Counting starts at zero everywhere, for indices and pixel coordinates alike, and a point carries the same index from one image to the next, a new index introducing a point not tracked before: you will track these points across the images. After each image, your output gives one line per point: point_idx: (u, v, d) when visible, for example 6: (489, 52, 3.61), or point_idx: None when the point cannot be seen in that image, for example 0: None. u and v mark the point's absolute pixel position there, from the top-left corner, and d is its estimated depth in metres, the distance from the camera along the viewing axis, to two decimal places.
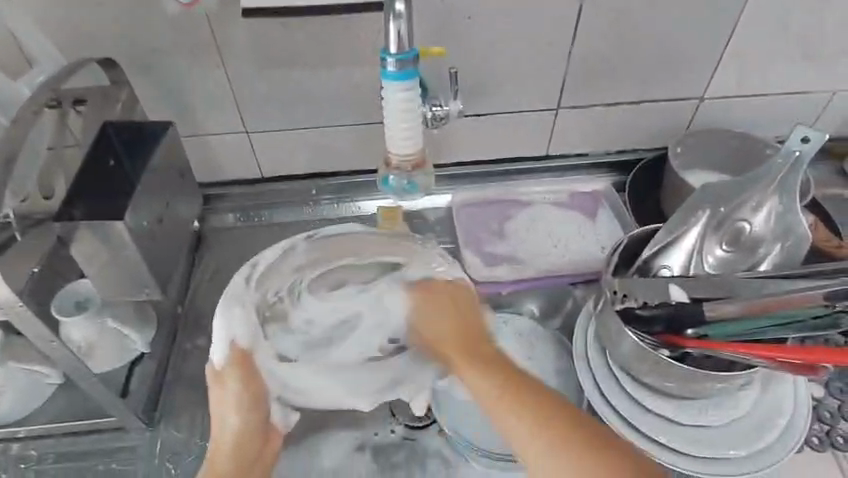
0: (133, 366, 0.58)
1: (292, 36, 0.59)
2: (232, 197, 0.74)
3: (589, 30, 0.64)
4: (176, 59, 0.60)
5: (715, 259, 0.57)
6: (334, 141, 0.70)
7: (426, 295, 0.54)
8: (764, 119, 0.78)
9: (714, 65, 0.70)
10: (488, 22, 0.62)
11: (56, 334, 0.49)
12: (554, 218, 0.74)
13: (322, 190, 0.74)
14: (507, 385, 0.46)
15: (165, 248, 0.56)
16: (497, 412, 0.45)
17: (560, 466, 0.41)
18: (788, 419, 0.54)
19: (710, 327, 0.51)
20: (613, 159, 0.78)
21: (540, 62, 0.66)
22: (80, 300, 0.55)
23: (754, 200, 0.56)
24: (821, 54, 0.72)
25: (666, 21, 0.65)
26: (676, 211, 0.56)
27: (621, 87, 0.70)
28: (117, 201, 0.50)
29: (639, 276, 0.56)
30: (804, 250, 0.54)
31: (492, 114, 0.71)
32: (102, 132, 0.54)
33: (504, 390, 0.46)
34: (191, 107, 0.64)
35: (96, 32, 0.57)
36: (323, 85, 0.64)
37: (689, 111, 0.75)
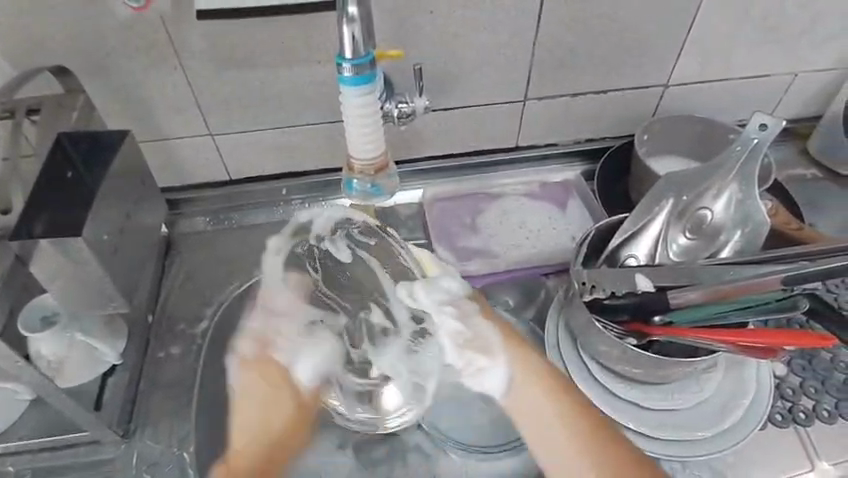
0: (105, 378, 0.59)
1: (251, 36, 0.58)
2: (201, 201, 0.73)
3: (552, 21, 0.64)
4: (132, 63, 0.58)
5: (679, 247, 0.58)
6: (302, 140, 0.69)
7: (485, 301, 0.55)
8: (729, 103, 0.79)
9: (678, 51, 0.71)
10: (452, 15, 0.61)
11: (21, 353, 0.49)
12: (526, 210, 0.75)
13: (293, 190, 0.74)
14: (579, 423, 0.48)
15: (130, 259, 0.55)
16: (563, 404, 0.49)
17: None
18: (751, 398, 0.56)
19: (676, 315, 0.52)
20: (582, 148, 0.79)
21: (505, 54, 0.66)
22: (47, 315, 0.55)
23: (715, 188, 0.57)
24: (780, 37, 0.73)
25: (629, 9, 0.65)
26: (640, 201, 0.57)
27: (587, 76, 0.71)
28: (77, 214, 0.50)
29: (607, 266, 0.57)
30: (762, 236, 0.55)
31: (460, 107, 0.71)
32: (56, 143, 0.52)
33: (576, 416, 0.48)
34: (151, 112, 0.63)
35: (47, 39, 0.55)
36: (286, 84, 0.63)
37: (654, 97, 0.76)
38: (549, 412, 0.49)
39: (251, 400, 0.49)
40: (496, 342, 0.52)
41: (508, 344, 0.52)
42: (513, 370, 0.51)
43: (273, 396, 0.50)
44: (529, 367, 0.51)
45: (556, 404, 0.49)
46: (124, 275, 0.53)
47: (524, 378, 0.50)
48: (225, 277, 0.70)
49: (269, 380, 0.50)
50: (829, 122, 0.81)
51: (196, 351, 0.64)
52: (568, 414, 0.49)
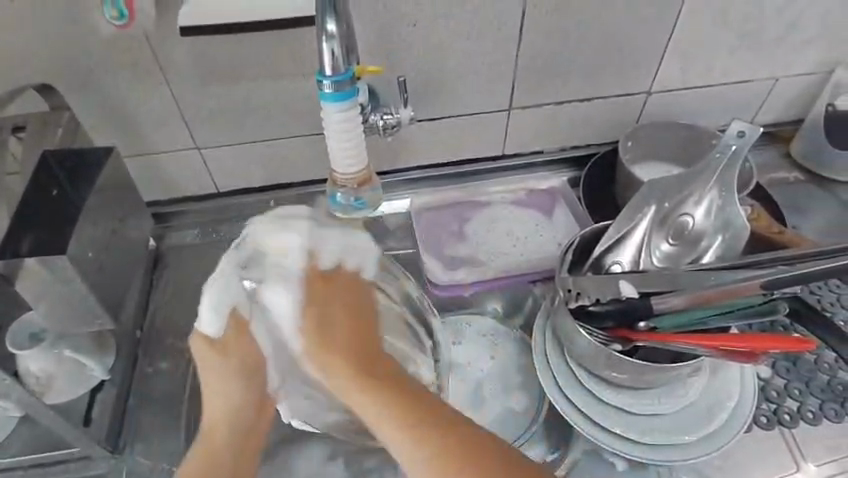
0: (95, 394, 0.58)
1: (236, 51, 0.59)
2: (189, 215, 0.73)
3: (534, 31, 0.65)
4: (116, 78, 0.58)
5: (663, 253, 0.58)
6: (289, 152, 0.70)
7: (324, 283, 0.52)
8: (711, 108, 0.80)
9: (659, 60, 0.72)
10: (435, 28, 0.62)
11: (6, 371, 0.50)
12: (512, 217, 0.75)
13: (281, 201, 0.74)
14: (410, 427, 0.43)
15: (117, 274, 0.55)
16: (375, 400, 0.45)
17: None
18: (736, 401, 0.57)
19: (659, 320, 0.53)
20: (568, 154, 0.80)
21: (488, 64, 0.67)
22: (35, 332, 0.55)
23: (696, 194, 0.58)
24: (760, 44, 0.74)
25: (609, 19, 0.66)
26: (622, 208, 0.58)
27: (570, 85, 0.72)
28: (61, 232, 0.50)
29: (593, 272, 0.58)
30: (741, 243, 0.56)
31: (446, 117, 0.71)
32: (41, 161, 0.52)
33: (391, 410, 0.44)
34: (138, 127, 0.63)
35: (29, 55, 0.55)
36: (272, 98, 0.63)
37: (637, 105, 0.77)
38: (386, 421, 0.44)
39: (216, 370, 0.50)
40: (306, 336, 0.50)
41: (311, 334, 0.49)
42: (331, 369, 0.48)
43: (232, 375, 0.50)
44: (348, 365, 0.47)
45: (400, 412, 0.44)
46: (110, 291, 0.53)
47: (357, 392, 0.46)
48: None
49: (233, 355, 0.51)
50: (811, 126, 0.82)
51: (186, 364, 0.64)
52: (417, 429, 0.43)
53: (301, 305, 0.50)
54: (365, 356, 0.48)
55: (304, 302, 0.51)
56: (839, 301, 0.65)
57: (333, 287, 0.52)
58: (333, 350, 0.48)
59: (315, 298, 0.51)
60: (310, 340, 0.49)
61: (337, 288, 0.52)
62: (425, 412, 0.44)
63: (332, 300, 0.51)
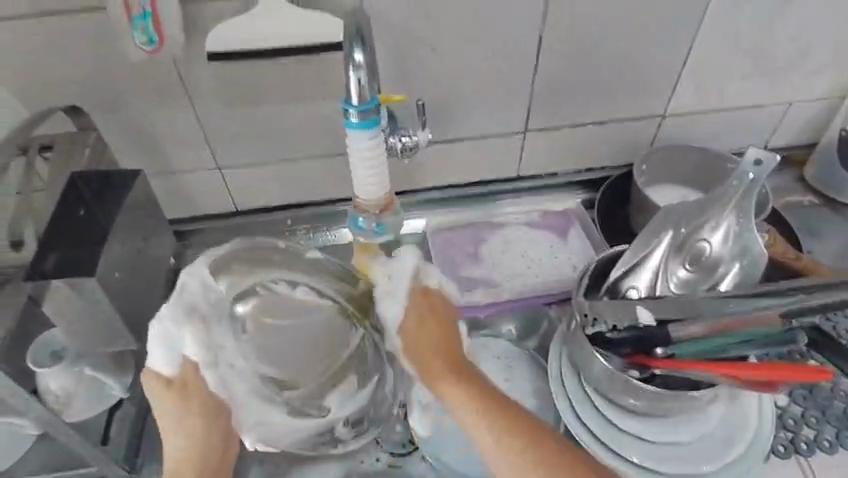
0: (113, 411, 0.59)
1: (258, 75, 0.60)
2: (207, 233, 0.74)
3: (550, 57, 0.66)
4: (141, 101, 0.60)
5: (680, 280, 0.58)
6: (308, 173, 0.71)
7: (423, 299, 0.52)
8: (725, 132, 0.81)
9: (673, 85, 0.73)
10: (452, 54, 0.63)
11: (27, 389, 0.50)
12: (527, 238, 0.76)
13: (298, 220, 0.75)
14: (524, 450, 0.46)
15: (139, 293, 0.56)
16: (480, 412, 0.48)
17: None
18: (755, 432, 0.57)
19: (678, 347, 0.53)
20: (582, 177, 0.80)
21: (505, 88, 0.68)
22: (56, 350, 0.55)
23: (713, 220, 0.57)
24: (773, 69, 0.74)
25: (624, 46, 0.67)
26: (639, 233, 0.58)
27: (585, 109, 0.73)
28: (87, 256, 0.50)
29: (609, 297, 0.58)
30: (760, 270, 0.56)
31: (462, 139, 0.72)
32: (69, 182, 0.53)
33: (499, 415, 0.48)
34: (160, 147, 0.64)
35: (56, 78, 0.56)
36: (293, 120, 0.65)
37: (652, 128, 0.77)
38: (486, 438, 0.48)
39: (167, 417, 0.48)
40: (453, 391, 0.49)
41: (465, 398, 0.49)
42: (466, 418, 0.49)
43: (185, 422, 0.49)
44: (473, 407, 0.48)
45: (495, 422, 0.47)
46: (132, 310, 0.54)
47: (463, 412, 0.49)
48: None
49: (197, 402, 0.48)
50: (825, 150, 0.83)
51: None
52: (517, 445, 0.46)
53: (405, 333, 0.51)
54: (461, 363, 0.51)
55: (416, 318, 0.51)
56: None
57: (429, 312, 0.51)
58: (444, 375, 0.50)
59: (435, 332, 0.51)
60: (446, 377, 0.50)
61: (433, 300, 0.52)
62: (525, 427, 0.47)
63: (442, 326, 0.51)
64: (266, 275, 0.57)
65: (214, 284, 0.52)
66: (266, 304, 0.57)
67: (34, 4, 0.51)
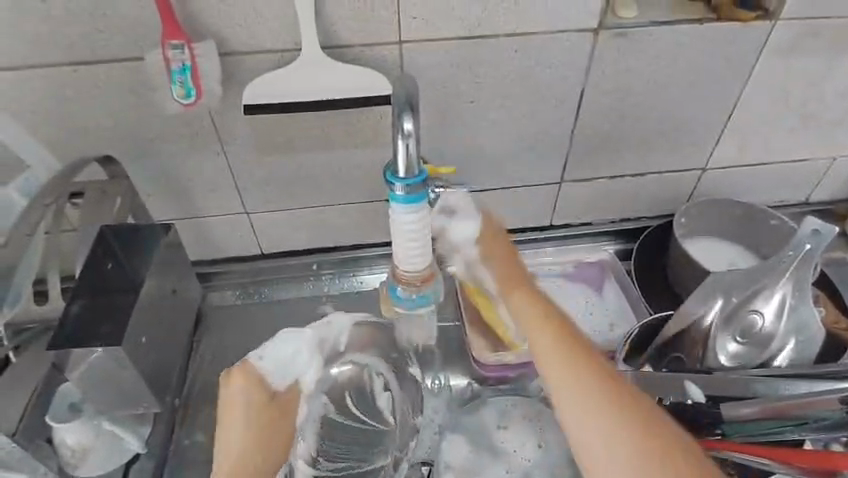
0: (129, 464, 0.57)
1: (293, 123, 0.58)
2: (232, 275, 0.72)
3: (591, 109, 0.64)
4: (174, 148, 0.59)
5: (729, 353, 0.55)
6: (337, 219, 0.69)
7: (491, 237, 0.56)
8: (766, 185, 0.78)
9: (716, 138, 0.70)
10: (491, 105, 0.61)
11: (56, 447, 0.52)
12: (559, 291, 0.73)
13: (323, 264, 0.73)
14: (582, 371, 0.40)
15: (164, 349, 0.54)
16: (546, 332, 0.43)
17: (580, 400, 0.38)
18: None
19: (728, 427, 0.51)
20: (618, 227, 0.78)
21: (542, 139, 0.66)
22: (74, 402, 0.53)
23: (767, 290, 0.54)
24: (820, 124, 0.72)
25: (667, 99, 0.65)
26: (686, 300, 0.55)
27: (623, 161, 0.70)
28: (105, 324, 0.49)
29: (651, 365, 0.56)
30: (817, 347, 0.53)
31: (496, 189, 0.70)
32: (100, 235, 0.53)
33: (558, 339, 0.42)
34: (188, 193, 0.63)
35: (90, 125, 0.55)
36: (325, 167, 0.63)
37: (692, 180, 0.75)
38: (569, 377, 0.40)
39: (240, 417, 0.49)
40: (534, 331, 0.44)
41: (540, 325, 0.44)
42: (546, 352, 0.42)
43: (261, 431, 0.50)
44: (562, 341, 0.42)
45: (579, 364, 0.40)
46: (156, 369, 0.52)
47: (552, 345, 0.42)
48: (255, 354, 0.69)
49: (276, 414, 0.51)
50: None
51: None
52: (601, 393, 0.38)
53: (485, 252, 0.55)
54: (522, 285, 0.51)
55: (494, 246, 0.55)
56: None
57: (496, 246, 0.55)
58: (522, 300, 0.48)
59: (505, 258, 0.54)
60: (535, 324, 0.45)
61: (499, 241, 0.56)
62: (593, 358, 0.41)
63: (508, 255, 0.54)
64: (374, 367, 0.61)
65: (345, 344, 0.59)
66: (356, 394, 0.61)
67: (72, 54, 0.51)
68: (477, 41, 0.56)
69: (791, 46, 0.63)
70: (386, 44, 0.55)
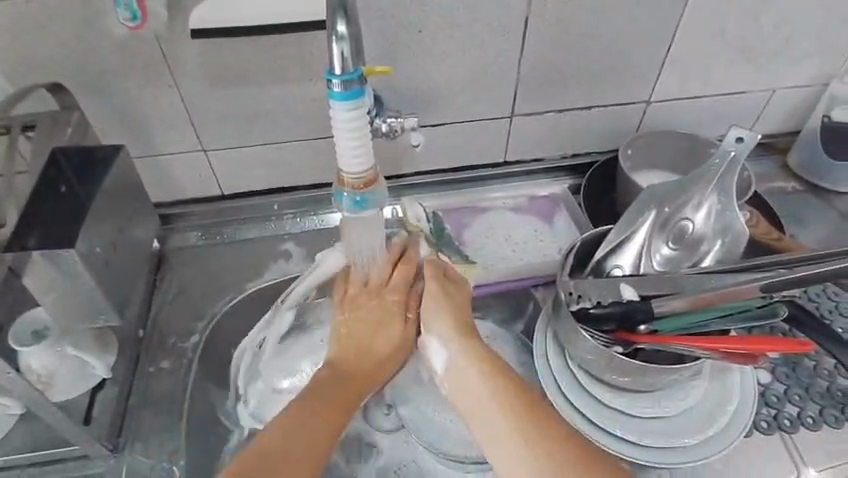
0: (95, 393, 0.58)
1: (243, 54, 0.59)
2: (192, 216, 0.73)
3: (536, 38, 0.66)
4: (126, 80, 0.59)
5: (663, 257, 0.61)
6: (295, 156, 0.70)
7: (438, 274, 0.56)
8: (710, 119, 0.81)
9: (658, 70, 0.73)
10: (438, 35, 0.63)
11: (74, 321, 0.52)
12: (513, 223, 0.77)
13: (284, 205, 0.75)
14: (512, 414, 0.47)
15: (122, 273, 0.55)
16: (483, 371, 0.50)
17: (505, 428, 0.47)
18: (737, 406, 0.58)
19: (661, 323, 0.54)
20: (570, 163, 0.81)
21: (491, 71, 0.68)
22: (38, 329, 0.54)
23: (695, 200, 0.60)
24: (758, 54, 0.75)
25: (609, 28, 0.67)
26: (623, 213, 0.60)
27: (571, 94, 0.73)
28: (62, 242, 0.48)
29: (593, 276, 0.59)
30: (742, 245, 0.58)
31: (449, 124, 0.72)
32: (52, 159, 0.53)
33: (488, 375, 0.50)
34: (144, 128, 0.64)
35: (36, 53, 0.56)
36: (280, 100, 0.64)
37: (638, 114, 0.78)
38: (475, 382, 0.50)
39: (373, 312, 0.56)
40: (470, 378, 0.50)
41: (486, 375, 0.50)
42: (479, 401, 0.49)
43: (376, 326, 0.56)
44: (504, 395, 0.48)
45: (521, 428, 0.46)
46: (116, 288, 0.54)
47: (482, 392, 0.49)
48: (217, 290, 0.70)
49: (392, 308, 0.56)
50: (807, 138, 0.84)
51: (188, 364, 0.64)
52: (540, 450, 0.45)
53: (431, 304, 0.54)
54: (461, 312, 0.54)
55: (438, 288, 0.55)
56: (837, 308, 0.66)
57: (444, 284, 0.55)
58: (446, 318, 0.53)
59: (454, 310, 0.54)
60: (456, 338, 0.52)
61: (451, 283, 0.56)
62: (514, 391, 0.49)
63: (444, 286, 0.55)
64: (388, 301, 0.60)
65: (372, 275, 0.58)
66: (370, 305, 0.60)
67: None
68: None
69: None
70: None
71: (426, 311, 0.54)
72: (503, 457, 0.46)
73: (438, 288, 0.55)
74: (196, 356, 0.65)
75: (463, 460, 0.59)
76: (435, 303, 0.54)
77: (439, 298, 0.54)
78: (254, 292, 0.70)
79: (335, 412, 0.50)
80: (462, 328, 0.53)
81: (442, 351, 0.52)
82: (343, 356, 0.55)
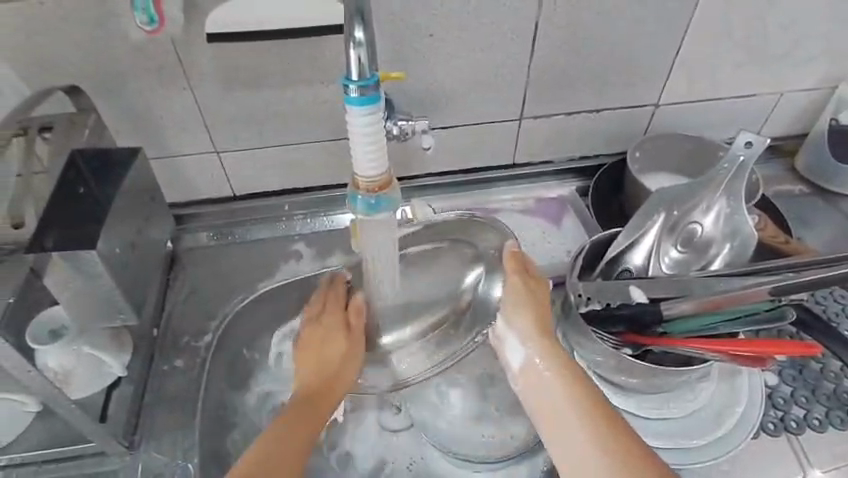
0: (111, 391, 0.58)
1: (257, 57, 0.60)
2: (205, 217, 0.74)
3: (546, 41, 0.66)
4: (142, 82, 0.60)
5: (672, 260, 0.61)
6: (305, 157, 0.71)
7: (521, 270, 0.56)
8: (718, 121, 0.82)
9: (666, 73, 0.74)
10: (449, 38, 0.64)
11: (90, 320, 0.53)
12: (521, 225, 0.77)
13: (294, 205, 0.75)
14: (588, 417, 0.45)
15: (139, 272, 0.56)
16: (559, 371, 0.49)
17: (577, 432, 0.44)
18: (743, 408, 0.59)
19: (670, 325, 0.55)
20: (578, 165, 0.81)
21: (501, 74, 0.68)
22: (54, 329, 0.53)
23: (704, 203, 0.61)
24: (766, 58, 0.75)
25: (619, 31, 0.68)
26: (633, 217, 0.61)
27: (580, 97, 0.73)
28: (82, 243, 0.49)
29: (602, 278, 0.60)
30: (751, 249, 0.59)
31: (458, 126, 0.73)
32: (70, 160, 0.53)
33: (565, 376, 0.48)
34: (158, 129, 0.65)
35: (55, 57, 0.56)
36: (292, 102, 0.65)
37: (646, 117, 0.78)
38: (557, 381, 0.48)
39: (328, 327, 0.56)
40: (547, 378, 0.49)
41: (563, 378, 0.48)
42: (553, 399, 0.47)
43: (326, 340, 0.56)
44: (583, 403, 0.46)
45: (597, 435, 0.43)
46: (133, 287, 0.55)
47: (560, 392, 0.47)
48: (229, 291, 0.71)
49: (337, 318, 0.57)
50: (814, 141, 0.84)
51: (201, 362, 0.65)
52: (618, 458, 0.41)
53: (513, 298, 0.54)
54: (542, 310, 0.53)
55: (519, 284, 0.54)
56: (844, 311, 0.66)
57: (526, 281, 0.55)
58: (527, 315, 0.53)
59: (533, 309, 0.53)
60: (535, 336, 0.52)
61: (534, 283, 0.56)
62: (592, 397, 0.46)
63: (532, 284, 0.55)
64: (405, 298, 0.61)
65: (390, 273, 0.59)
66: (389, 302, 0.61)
67: None
68: None
69: None
70: None
71: (506, 305, 0.54)
72: (571, 460, 0.43)
73: (522, 284, 0.54)
74: (209, 355, 0.66)
75: (471, 461, 0.60)
76: (518, 299, 0.54)
77: (522, 296, 0.54)
78: (265, 292, 0.71)
79: (311, 419, 0.50)
80: (542, 326, 0.52)
81: (520, 348, 0.51)
82: (305, 371, 0.55)
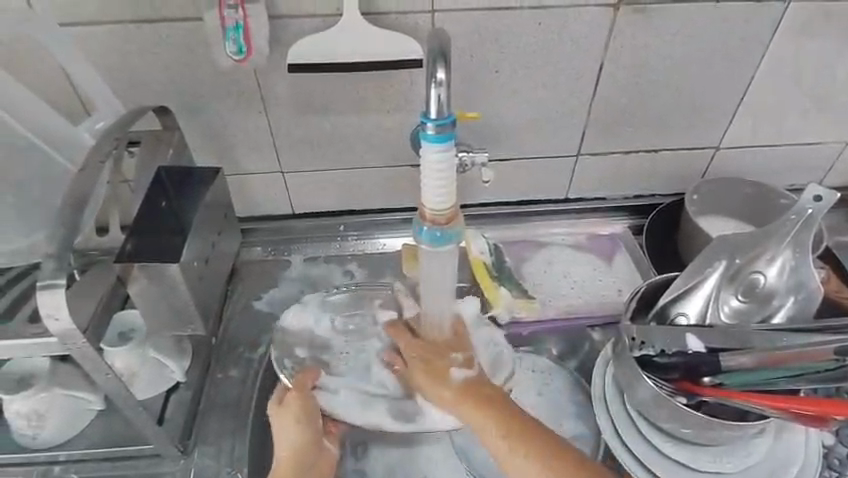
0: (169, 394, 0.61)
1: (330, 86, 0.63)
2: (263, 232, 0.77)
3: (609, 82, 0.67)
4: (222, 104, 0.64)
5: (731, 309, 0.61)
6: (364, 182, 0.73)
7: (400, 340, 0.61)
8: (780, 168, 0.80)
9: (730, 118, 0.73)
10: (513, 74, 0.65)
11: (163, 326, 0.56)
12: (570, 259, 0.77)
13: (349, 227, 0.78)
14: (526, 446, 0.52)
15: (209, 285, 0.59)
16: (489, 415, 0.53)
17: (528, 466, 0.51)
18: (800, 468, 0.57)
19: (726, 376, 0.54)
20: (631, 203, 0.81)
21: (561, 111, 0.69)
22: (124, 331, 0.59)
23: (768, 253, 0.60)
24: (836, 107, 0.74)
25: (684, 74, 0.68)
26: (693, 261, 0.60)
27: (638, 137, 0.73)
28: (159, 254, 0.52)
29: (657, 322, 0.59)
30: (815, 304, 0.58)
31: (514, 159, 0.74)
32: (156, 176, 0.57)
33: (499, 423, 0.52)
34: (231, 148, 0.68)
35: (148, 79, 0.61)
36: (357, 129, 0.67)
37: (705, 159, 0.77)
38: (492, 433, 0.52)
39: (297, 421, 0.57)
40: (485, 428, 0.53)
41: (497, 424, 0.52)
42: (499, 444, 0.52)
43: (302, 430, 0.57)
44: (514, 436, 0.52)
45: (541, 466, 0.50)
46: (204, 299, 0.58)
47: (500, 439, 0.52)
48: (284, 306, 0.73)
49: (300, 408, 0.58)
50: None
51: (254, 373, 0.67)
52: None
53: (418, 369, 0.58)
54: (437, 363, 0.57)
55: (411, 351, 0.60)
56: None
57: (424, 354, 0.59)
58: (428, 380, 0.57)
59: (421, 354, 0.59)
60: (454, 395, 0.55)
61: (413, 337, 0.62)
62: (521, 428, 0.53)
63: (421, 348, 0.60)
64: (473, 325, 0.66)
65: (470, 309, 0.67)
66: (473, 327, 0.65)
67: (138, 12, 0.56)
68: (503, 11, 0.60)
69: (805, 26, 0.65)
70: (419, 12, 0.59)
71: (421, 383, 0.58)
72: None
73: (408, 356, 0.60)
74: (261, 367, 0.68)
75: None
76: (423, 369, 0.58)
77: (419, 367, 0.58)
78: None
79: None
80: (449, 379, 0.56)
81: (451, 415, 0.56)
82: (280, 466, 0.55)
